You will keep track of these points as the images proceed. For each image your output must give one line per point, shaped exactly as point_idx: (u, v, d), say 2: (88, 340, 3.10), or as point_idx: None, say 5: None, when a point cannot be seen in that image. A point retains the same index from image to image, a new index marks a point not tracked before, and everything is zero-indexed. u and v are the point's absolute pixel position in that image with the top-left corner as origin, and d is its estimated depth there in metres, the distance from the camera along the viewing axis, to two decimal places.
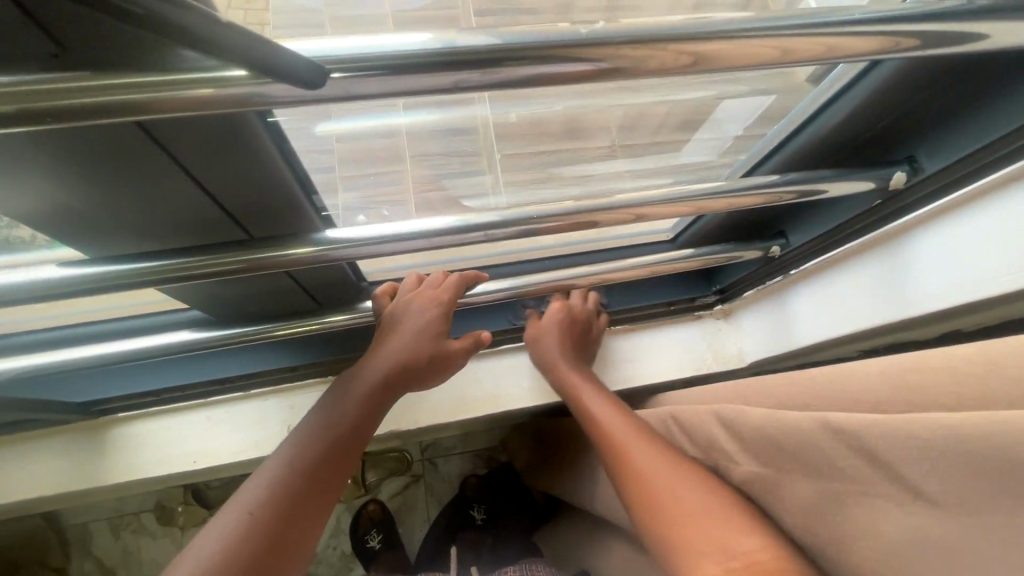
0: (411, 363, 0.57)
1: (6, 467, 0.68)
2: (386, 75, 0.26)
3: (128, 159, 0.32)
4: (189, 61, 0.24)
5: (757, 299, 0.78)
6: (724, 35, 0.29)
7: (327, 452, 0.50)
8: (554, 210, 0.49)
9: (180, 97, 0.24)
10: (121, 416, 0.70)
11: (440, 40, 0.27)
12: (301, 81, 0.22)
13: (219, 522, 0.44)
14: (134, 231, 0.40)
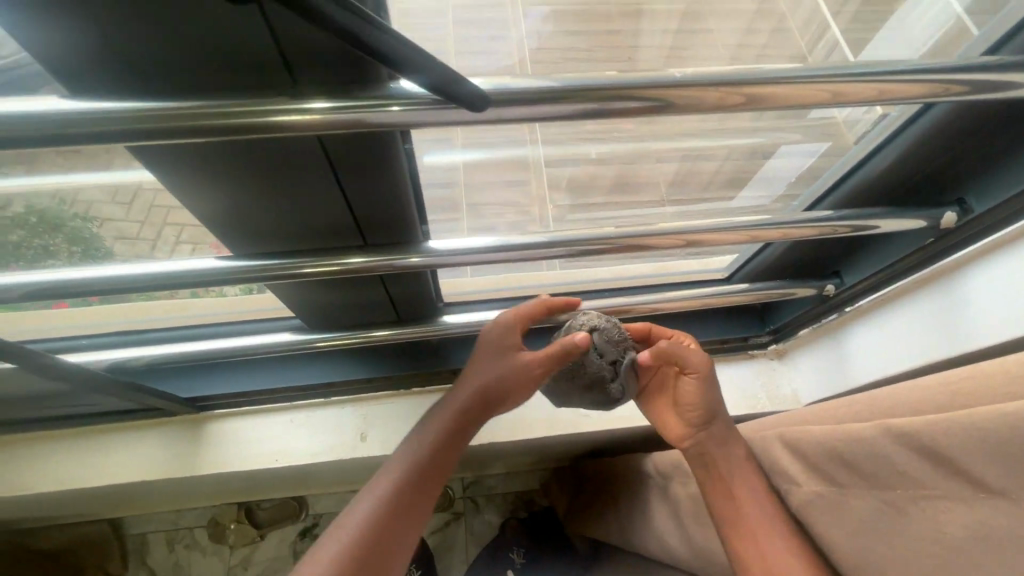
0: (490, 384, 0.58)
1: (114, 452, 0.76)
2: (524, 103, 0.34)
3: (303, 173, 0.41)
4: (363, 93, 0.33)
5: (812, 339, 0.81)
6: (792, 80, 0.36)
7: (418, 469, 0.55)
8: (630, 233, 0.56)
9: (346, 118, 0.32)
10: (218, 413, 0.78)
11: (565, 79, 0.35)
12: (470, 103, 0.30)
13: (337, 524, 0.52)
14: (283, 235, 0.50)
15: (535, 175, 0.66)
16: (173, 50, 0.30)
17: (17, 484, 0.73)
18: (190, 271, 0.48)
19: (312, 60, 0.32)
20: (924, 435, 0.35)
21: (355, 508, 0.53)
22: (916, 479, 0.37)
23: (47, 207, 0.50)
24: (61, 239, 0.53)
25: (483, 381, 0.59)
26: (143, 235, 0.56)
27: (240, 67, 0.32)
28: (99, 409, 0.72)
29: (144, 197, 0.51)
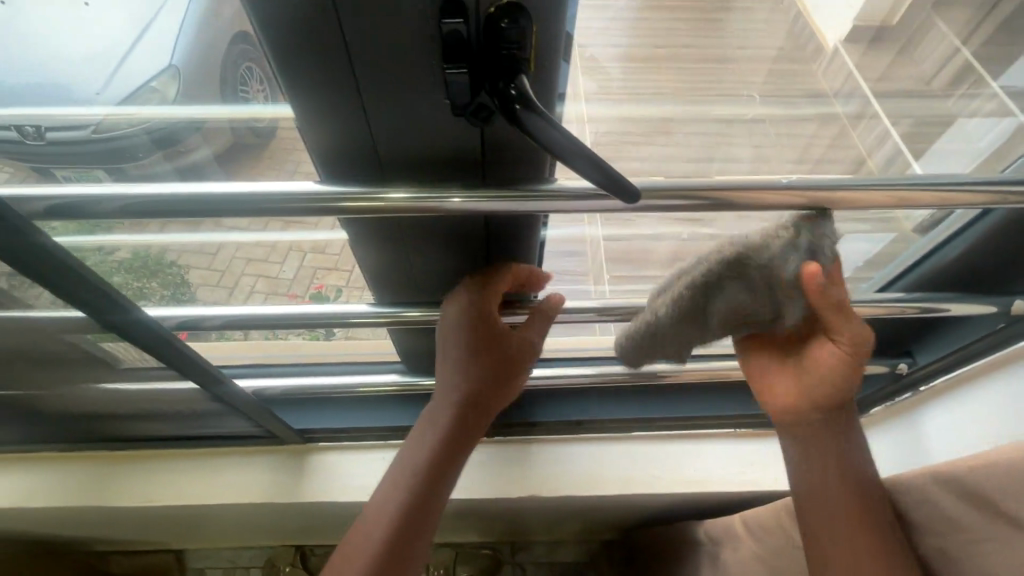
0: (479, 390, 0.60)
1: (224, 474, 0.84)
2: (656, 198, 0.44)
3: (464, 237, 0.52)
4: (533, 187, 0.41)
5: (885, 417, 0.83)
6: (872, 186, 0.44)
7: (425, 476, 0.59)
8: None
9: (522, 204, 0.41)
10: (320, 445, 0.86)
11: (686, 180, 0.44)
12: (629, 197, 0.35)
13: (370, 523, 0.57)
14: (424, 289, 0.60)
15: (593, 249, 0.74)
16: (375, 141, 0.39)
17: (142, 497, 0.83)
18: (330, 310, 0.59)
19: (469, 165, 0.41)
20: (968, 481, 0.46)
21: (382, 508, 0.58)
22: (960, 523, 0.47)
23: (148, 252, 0.61)
24: (155, 282, 0.64)
25: (473, 387, 0.60)
26: (223, 282, 0.68)
27: (413, 162, 0.41)
28: (223, 431, 0.82)
29: (228, 250, 0.66)
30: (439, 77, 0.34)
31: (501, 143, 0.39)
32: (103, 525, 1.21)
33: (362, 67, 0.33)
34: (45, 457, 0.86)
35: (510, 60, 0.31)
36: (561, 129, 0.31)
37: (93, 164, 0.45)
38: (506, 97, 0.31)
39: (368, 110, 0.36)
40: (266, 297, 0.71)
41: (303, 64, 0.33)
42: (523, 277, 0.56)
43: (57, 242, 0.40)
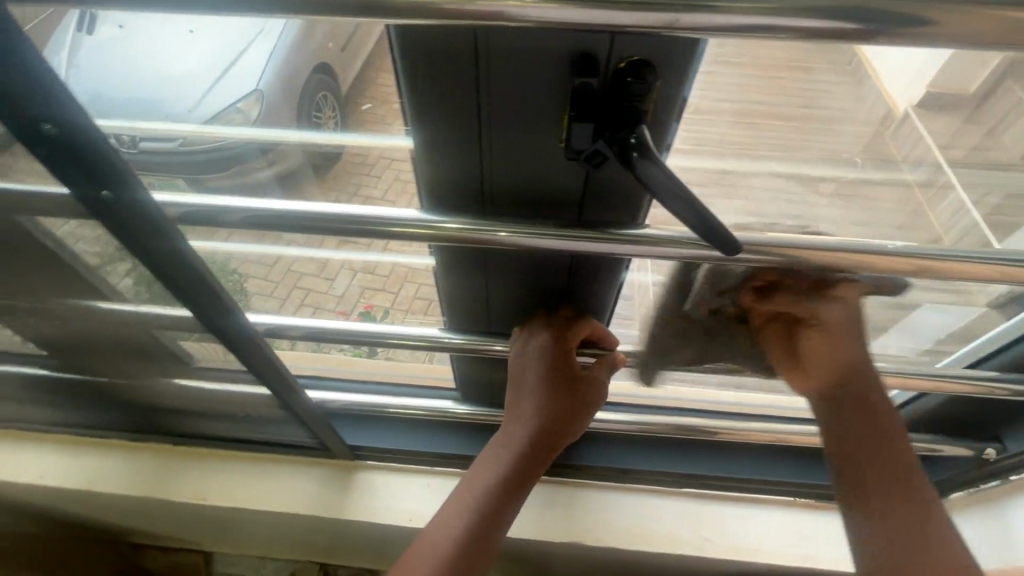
0: (553, 415, 0.60)
1: (273, 481, 0.86)
2: (755, 253, 0.43)
3: (548, 274, 0.53)
4: (627, 229, 0.42)
5: (965, 505, 0.78)
6: (986, 261, 0.43)
7: (498, 494, 0.57)
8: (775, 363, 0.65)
9: (617, 245, 0.41)
10: (368, 463, 0.87)
11: (786, 238, 0.44)
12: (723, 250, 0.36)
13: (439, 531, 0.55)
14: (495, 321, 0.61)
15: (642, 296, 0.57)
16: (482, 174, 0.41)
17: (196, 494, 0.85)
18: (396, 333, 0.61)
19: (565, 205, 0.43)
20: None
21: (451, 516, 0.56)
22: None
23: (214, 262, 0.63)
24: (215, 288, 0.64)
25: (550, 412, 0.59)
26: (275, 293, 0.71)
27: (513, 197, 0.43)
28: (279, 439, 0.84)
29: (285, 260, 0.68)
30: (559, 121, 0.36)
31: (603, 188, 0.41)
32: (145, 518, 1.24)
33: (487, 108, 0.36)
34: (114, 444, 0.90)
35: (631, 110, 0.32)
36: (675, 176, 0.32)
37: (176, 173, 0.47)
38: (625, 144, 0.32)
39: (480, 146, 0.38)
40: (313, 310, 0.74)
41: (436, 101, 0.36)
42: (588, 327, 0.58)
43: (192, 248, 0.42)
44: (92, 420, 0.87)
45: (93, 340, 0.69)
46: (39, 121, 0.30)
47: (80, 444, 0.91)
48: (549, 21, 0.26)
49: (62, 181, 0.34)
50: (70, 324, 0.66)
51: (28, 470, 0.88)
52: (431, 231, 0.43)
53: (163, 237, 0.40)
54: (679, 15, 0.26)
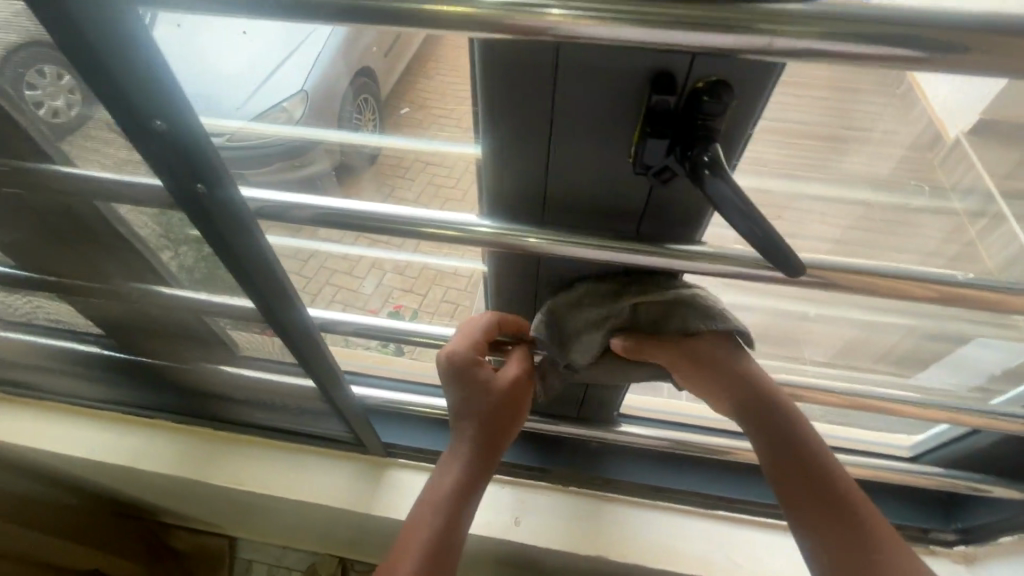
0: (490, 420, 0.61)
1: (306, 471, 0.88)
2: (814, 275, 0.43)
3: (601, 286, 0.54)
4: (687, 246, 0.43)
5: (1013, 549, 0.75)
6: None
7: (462, 484, 0.60)
8: (821, 386, 0.65)
9: (678, 260, 0.42)
10: (399, 461, 0.89)
11: (848, 261, 0.43)
12: (787, 270, 0.36)
13: (417, 526, 0.58)
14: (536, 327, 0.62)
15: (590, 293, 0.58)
16: (546, 185, 0.42)
17: (232, 478, 0.88)
18: (419, 332, 0.64)
19: (624, 218, 0.43)
20: None
21: (424, 511, 0.59)
22: None
23: None
24: None
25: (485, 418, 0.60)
26: (308, 289, 0.74)
27: (573, 207, 0.43)
28: (315, 430, 0.86)
29: (317, 259, 0.75)
30: (630, 136, 0.36)
31: (665, 205, 0.41)
32: (177, 500, 1.28)
33: (560, 121, 0.37)
34: (159, 425, 0.94)
35: (704, 129, 0.32)
36: (742, 196, 0.33)
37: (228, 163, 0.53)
38: (697, 162, 0.33)
39: (549, 157, 0.40)
40: (344, 306, 0.77)
41: (510, 112, 0.37)
42: (512, 327, 0.58)
43: (267, 244, 0.44)
44: (142, 400, 0.91)
45: (153, 323, 0.73)
46: (153, 118, 0.32)
47: (128, 422, 0.95)
48: (645, 39, 0.28)
49: (161, 176, 0.37)
50: (134, 306, 0.70)
51: (78, 445, 0.92)
52: (460, 234, 0.44)
53: (244, 236, 0.42)
54: (772, 39, 0.27)
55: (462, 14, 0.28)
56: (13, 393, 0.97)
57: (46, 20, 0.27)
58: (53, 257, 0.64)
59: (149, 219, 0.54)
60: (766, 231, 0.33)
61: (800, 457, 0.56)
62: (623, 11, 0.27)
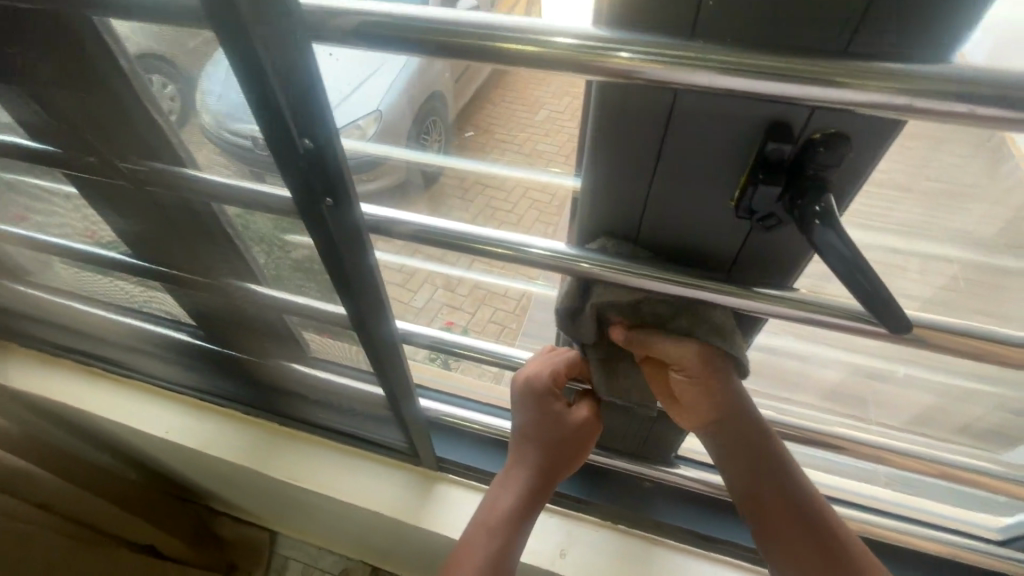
0: (553, 452, 0.61)
1: (359, 475, 0.91)
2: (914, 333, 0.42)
3: None
4: (777, 292, 0.42)
5: None
6: None
7: (520, 509, 0.60)
8: (903, 451, 0.61)
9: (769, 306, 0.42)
10: (448, 476, 0.90)
11: (953, 323, 0.41)
12: (892, 326, 0.34)
13: (472, 546, 0.58)
14: None
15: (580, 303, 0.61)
16: (639, 222, 0.43)
17: (290, 473, 0.92)
18: (465, 345, 0.66)
19: (716, 260, 0.44)
20: None
21: (478, 530, 0.59)
22: None
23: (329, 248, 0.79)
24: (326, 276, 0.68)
25: (550, 448, 0.61)
26: None
27: (665, 245, 0.44)
28: (372, 436, 0.89)
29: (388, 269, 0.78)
30: (734, 180, 0.37)
31: (758, 250, 0.41)
32: (230, 489, 1.34)
33: (663, 162, 0.38)
34: (228, 414, 0.99)
35: (814, 179, 0.33)
36: (853, 248, 0.32)
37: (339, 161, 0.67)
38: (806, 210, 0.33)
39: (646, 197, 0.41)
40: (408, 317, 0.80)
41: (614, 151, 0.38)
42: (591, 371, 0.58)
43: (376, 261, 0.48)
44: (218, 389, 0.97)
45: (239, 316, 0.79)
46: (304, 137, 0.36)
47: (202, 408, 1.01)
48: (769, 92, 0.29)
49: (295, 191, 0.41)
50: (229, 299, 0.76)
51: (157, 424, 0.99)
52: (516, 254, 0.46)
53: (357, 251, 0.46)
54: (912, 99, 0.27)
55: (539, 52, 0.31)
56: (105, 369, 1.05)
57: (233, 47, 0.32)
58: (171, 247, 0.71)
59: (263, 221, 0.60)
60: (872, 282, 0.32)
61: (784, 506, 0.52)
62: (752, 62, 0.28)
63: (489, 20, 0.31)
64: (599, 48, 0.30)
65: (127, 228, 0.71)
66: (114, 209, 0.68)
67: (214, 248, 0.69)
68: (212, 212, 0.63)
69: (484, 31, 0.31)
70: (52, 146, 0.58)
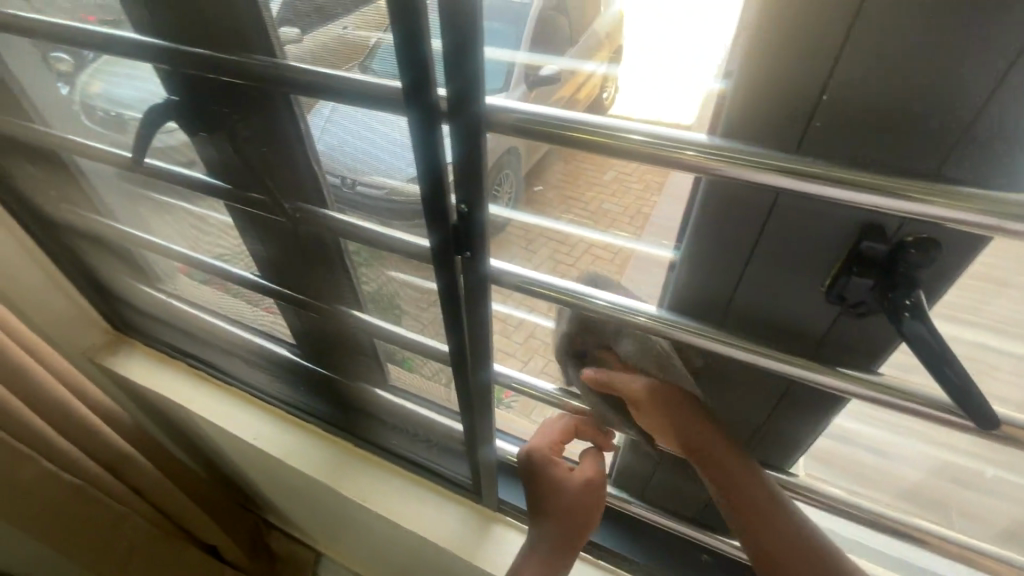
0: (565, 513, 0.66)
1: (422, 505, 0.96)
2: (1004, 431, 0.43)
3: (756, 394, 0.57)
4: (863, 373, 0.45)
5: None
6: None
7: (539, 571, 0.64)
8: (989, 557, 0.59)
9: (852, 386, 0.45)
10: (506, 518, 0.93)
11: None
12: (980, 415, 0.37)
13: None
14: None
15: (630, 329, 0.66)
16: (731, 295, 0.48)
17: (358, 491, 0.98)
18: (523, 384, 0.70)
19: (804, 337, 0.47)
20: None
21: None
22: None
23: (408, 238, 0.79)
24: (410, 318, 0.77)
25: (560, 510, 0.67)
26: None
27: (752, 319, 0.48)
28: (438, 467, 0.94)
29: None
30: (827, 269, 0.41)
31: (845, 333, 0.45)
32: (291, 503, 1.41)
33: (761, 247, 0.43)
34: (308, 428, 1.08)
35: (904, 276, 0.37)
36: (942, 341, 0.35)
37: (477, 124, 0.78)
38: (897, 303, 0.37)
39: (737, 274, 0.46)
40: None
41: (715, 233, 0.44)
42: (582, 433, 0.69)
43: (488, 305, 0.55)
44: (304, 403, 1.06)
45: (340, 339, 0.89)
46: (459, 200, 0.45)
47: (287, 419, 1.10)
48: (871, 203, 0.33)
49: (436, 242, 0.49)
50: (335, 324, 0.85)
51: (248, 430, 1.09)
52: (575, 300, 0.51)
53: (478, 296, 0.53)
54: (1003, 220, 0.30)
55: (613, 144, 0.38)
56: (210, 374, 1.17)
57: (417, 129, 0.41)
58: (296, 273, 0.82)
59: (388, 258, 0.69)
60: (959, 373, 0.35)
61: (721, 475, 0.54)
62: (853, 178, 0.33)
63: (616, 122, 0.38)
64: (676, 148, 0.37)
65: (264, 255, 0.82)
66: (258, 237, 0.80)
67: (333, 278, 0.79)
68: (341, 248, 0.74)
69: (599, 130, 0.38)
70: (222, 183, 0.70)
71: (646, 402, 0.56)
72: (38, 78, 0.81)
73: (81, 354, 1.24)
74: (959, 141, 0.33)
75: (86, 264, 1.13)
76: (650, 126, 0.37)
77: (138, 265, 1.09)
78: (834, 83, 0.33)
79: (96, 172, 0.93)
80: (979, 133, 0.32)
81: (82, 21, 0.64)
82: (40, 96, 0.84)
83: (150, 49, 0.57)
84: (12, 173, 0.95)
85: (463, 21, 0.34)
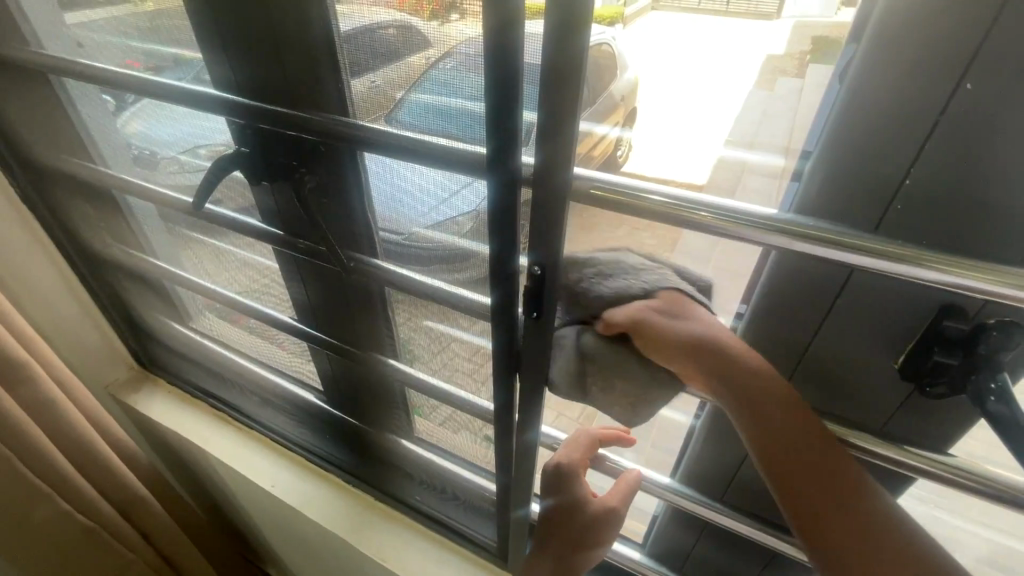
0: (582, 530, 0.68)
1: (443, 565, 0.92)
2: None
3: None
4: (936, 454, 0.44)
5: None
6: None
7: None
8: None
9: (925, 466, 0.44)
10: None
11: None
12: None
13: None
14: (717, 484, 0.66)
15: None
16: (794, 365, 0.47)
17: (375, 547, 0.94)
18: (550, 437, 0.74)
19: (869, 412, 0.46)
20: None
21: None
22: None
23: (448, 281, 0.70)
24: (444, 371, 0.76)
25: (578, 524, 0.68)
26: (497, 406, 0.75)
27: (818, 391, 0.48)
28: (463, 526, 0.91)
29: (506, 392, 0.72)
30: (900, 345, 0.41)
31: (916, 408, 0.44)
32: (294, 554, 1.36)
33: (831, 320, 0.43)
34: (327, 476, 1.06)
35: (985, 359, 0.36)
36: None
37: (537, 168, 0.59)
38: (982, 389, 0.36)
39: (791, 344, 0.46)
40: None
41: (776, 305, 0.45)
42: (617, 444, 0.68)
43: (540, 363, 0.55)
44: (325, 450, 1.05)
45: (370, 388, 0.88)
46: (535, 264, 0.47)
47: (306, 466, 1.08)
48: (959, 286, 0.33)
49: (497, 300, 0.51)
50: (366, 372, 0.85)
51: (265, 475, 1.07)
52: None
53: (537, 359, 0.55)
54: None
55: (637, 203, 0.42)
56: (231, 415, 1.17)
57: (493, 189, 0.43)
58: (333, 320, 0.83)
59: (425, 306, 0.68)
60: None
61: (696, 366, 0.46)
62: (937, 259, 0.34)
63: (675, 194, 0.41)
64: (688, 208, 0.40)
65: (305, 299, 0.84)
66: (302, 283, 0.82)
67: (371, 325, 0.79)
68: (385, 297, 0.74)
69: (625, 190, 0.42)
70: (275, 229, 0.72)
71: (649, 327, 0.46)
72: (101, 124, 0.85)
73: (103, 388, 1.24)
74: (985, 232, 0.36)
75: (121, 299, 1.14)
76: (669, 190, 0.41)
77: (172, 302, 1.11)
78: (892, 162, 0.36)
79: (144, 212, 0.95)
80: (999, 230, 0.35)
81: (127, 66, 0.70)
82: (102, 141, 0.88)
83: (224, 105, 0.60)
84: (68, 211, 0.99)
85: (559, 96, 0.37)
